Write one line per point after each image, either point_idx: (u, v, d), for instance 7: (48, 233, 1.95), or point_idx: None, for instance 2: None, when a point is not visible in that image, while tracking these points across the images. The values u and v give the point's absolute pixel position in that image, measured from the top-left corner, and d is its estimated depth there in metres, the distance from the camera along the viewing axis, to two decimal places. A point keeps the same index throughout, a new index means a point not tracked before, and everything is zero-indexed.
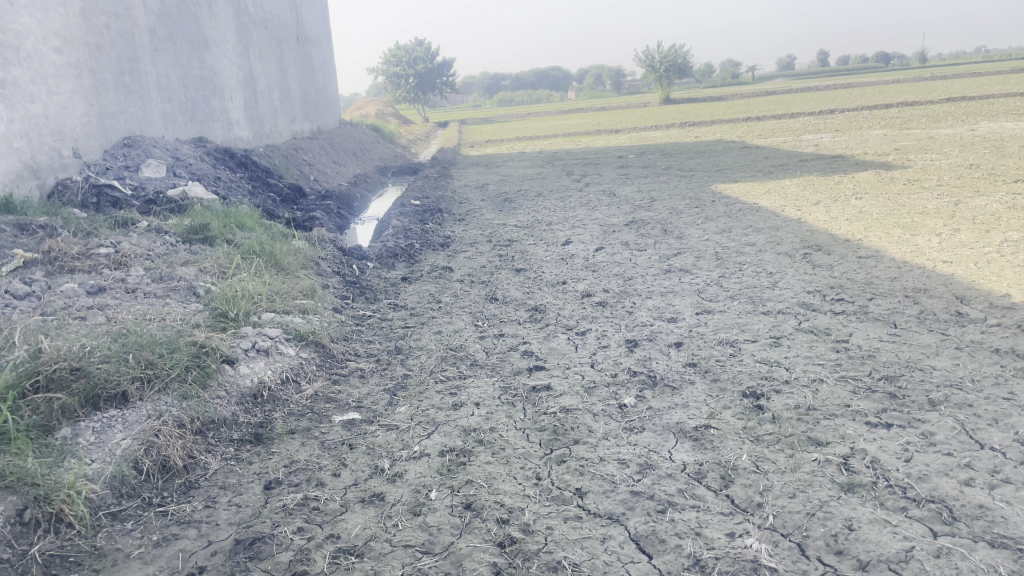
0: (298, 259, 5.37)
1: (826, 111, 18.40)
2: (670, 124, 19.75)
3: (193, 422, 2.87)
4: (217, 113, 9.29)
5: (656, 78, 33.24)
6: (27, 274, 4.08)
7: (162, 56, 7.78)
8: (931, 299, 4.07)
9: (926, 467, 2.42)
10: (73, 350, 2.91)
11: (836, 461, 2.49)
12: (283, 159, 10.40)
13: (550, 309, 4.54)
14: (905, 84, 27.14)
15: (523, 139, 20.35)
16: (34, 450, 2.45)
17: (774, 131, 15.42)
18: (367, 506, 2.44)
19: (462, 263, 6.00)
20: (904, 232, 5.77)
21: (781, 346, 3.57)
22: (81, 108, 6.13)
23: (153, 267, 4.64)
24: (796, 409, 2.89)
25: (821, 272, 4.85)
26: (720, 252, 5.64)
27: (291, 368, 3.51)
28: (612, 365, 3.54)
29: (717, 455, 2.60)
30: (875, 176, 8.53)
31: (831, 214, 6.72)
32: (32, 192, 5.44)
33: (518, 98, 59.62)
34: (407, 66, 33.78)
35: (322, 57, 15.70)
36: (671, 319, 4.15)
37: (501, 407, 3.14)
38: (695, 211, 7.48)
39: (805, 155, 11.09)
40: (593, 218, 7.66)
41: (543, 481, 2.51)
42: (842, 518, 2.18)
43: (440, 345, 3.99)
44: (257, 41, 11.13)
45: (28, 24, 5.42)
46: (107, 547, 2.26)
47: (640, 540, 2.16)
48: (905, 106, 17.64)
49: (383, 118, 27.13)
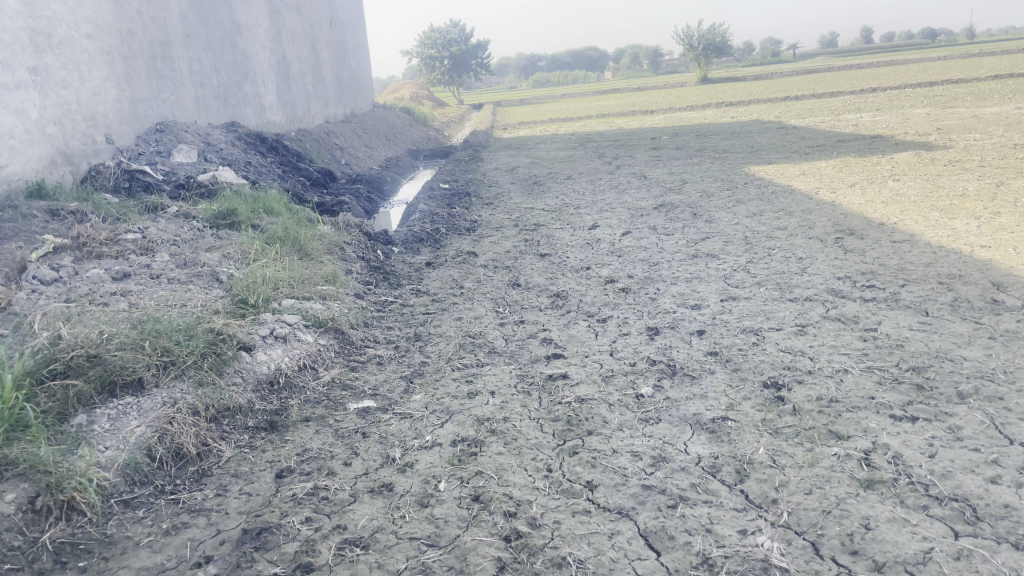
0: (323, 245, 5.38)
1: (869, 90, 17.93)
2: (707, 104, 19.39)
3: (207, 409, 2.88)
4: (249, 98, 9.34)
5: (694, 57, 32.76)
6: (55, 260, 4.13)
7: (193, 42, 7.81)
8: (966, 286, 3.93)
9: (951, 464, 2.33)
10: (92, 336, 2.93)
11: (856, 455, 2.41)
12: (314, 143, 10.44)
13: (572, 295, 4.49)
14: (952, 61, 26.32)
15: (556, 120, 20.18)
16: (49, 437, 2.47)
17: (814, 110, 15.08)
18: (376, 497, 2.43)
19: (488, 248, 5.96)
20: (942, 216, 5.60)
21: (807, 335, 3.48)
22: (113, 95, 6.18)
23: (178, 253, 4.67)
24: (817, 401, 2.81)
25: (853, 257, 4.72)
26: (749, 237, 5.53)
27: (308, 356, 3.51)
28: (631, 353, 3.49)
29: (732, 448, 2.53)
30: (915, 157, 8.29)
31: (867, 197, 6.55)
32: (65, 178, 5.50)
33: (554, 79, 59.18)
34: (442, 48, 33.68)
35: (355, 40, 15.70)
36: (695, 306, 4.07)
37: (516, 396, 3.10)
38: (726, 194, 7.35)
39: (843, 135, 10.82)
40: (622, 202, 7.57)
41: (554, 473, 2.48)
42: (860, 516, 2.10)
43: (460, 331, 3.97)
44: (290, 26, 11.15)
45: (60, 11, 5.46)
46: (117, 534, 2.27)
47: (649, 536, 2.11)
48: (950, 84, 17.12)
49: (417, 101, 27.16)
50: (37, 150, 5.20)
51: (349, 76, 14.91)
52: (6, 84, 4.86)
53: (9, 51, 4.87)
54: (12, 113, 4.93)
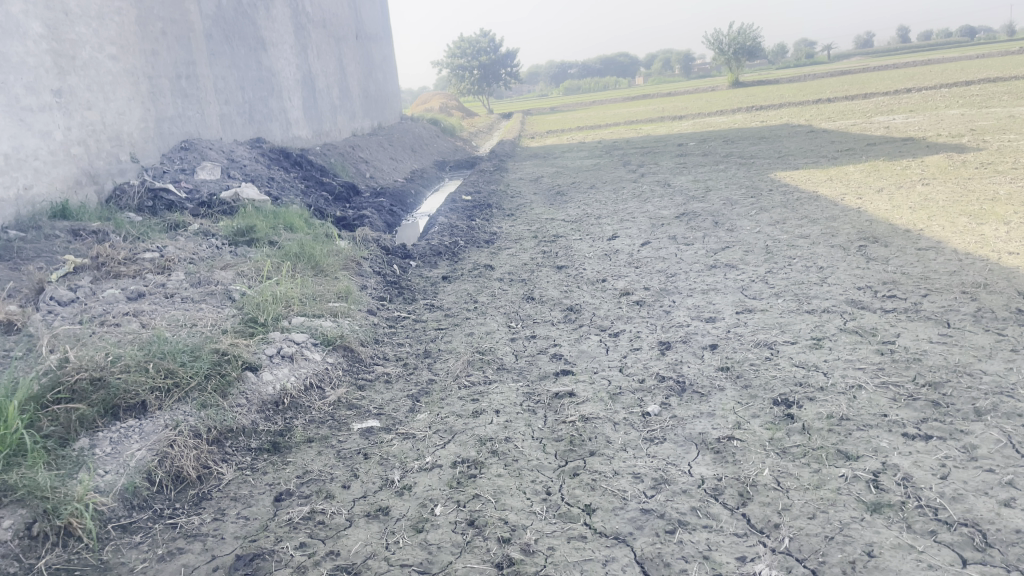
0: (340, 260, 5.40)
1: (903, 91, 17.62)
2: (737, 108, 19.22)
3: (209, 431, 2.88)
4: (275, 114, 9.41)
5: (725, 61, 32.51)
6: (74, 280, 4.16)
7: (218, 59, 7.89)
8: (990, 295, 3.81)
9: (963, 486, 2.24)
10: (97, 359, 2.94)
11: (864, 477, 2.33)
12: (340, 156, 10.50)
13: (585, 309, 4.44)
14: (989, 59, 25.90)
15: (583, 128, 20.01)
16: (50, 461, 2.48)
17: (845, 112, 14.89)
18: (371, 521, 2.40)
19: (505, 261, 5.94)
20: (970, 221, 5.44)
21: (822, 348, 3.40)
22: (138, 114, 6.26)
23: (194, 271, 4.70)
24: (827, 420, 2.73)
25: (875, 265, 4.61)
26: (770, 245, 5.44)
27: (315, 374, 3.51)
28: (641, 369, 3.43)
29: (736, 469, 2.46)
30: (946, 159, 8.11)
31: (894, 203, 6.39)
32: (91, 198, 5.57)
33: (585, 86, 59.21)
34: (473, 59, 33.84)
35: (381, 53, 15.81)
36: (709, 319, 3.99)
37: (520, 415, 3.06)
38: (750, 201, 7.24)
39: (873, 138, 10.61)
40: (643, 211, 7.48)
41: (552, 497, 2.43)
42: (863, 543, 2.03)
43: (469, 348, 3.94)
44: (315, 41, 11.24)
45: (85, 33, 5.54)
46: (113, 560, 2.25)
47: (645, 563, 2.06)
48: (987, 82, 16.76)
49: (450, 112, 27.38)
50: (63, 170, 5.25)
51: (376, 88, 15.01)
52: (31, 107, 4.91)
53: (34, 74, 4.93)
54: (37, 135, 4.98)
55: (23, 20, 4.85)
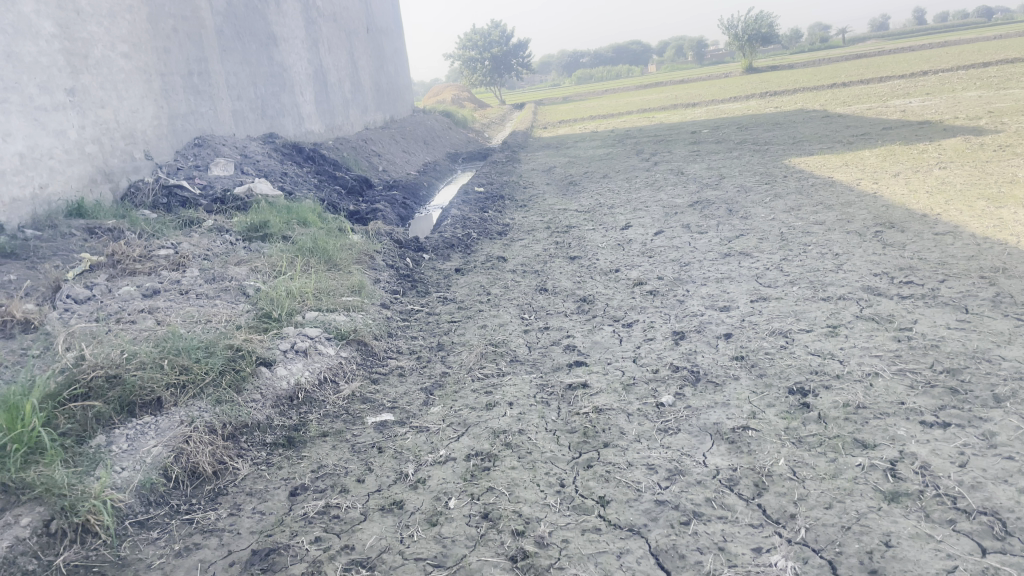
0: (352, 254, 5.39)
1: (920, 73, 17.36)
2: (750, 95, 19.02)
3: (224, 427, 2.89)
4: (287, 109, 9.43)
5: (738, 47, 32.17)
6: (90, 278, 4.19)
7: (230, 55, 7.91)
8: (1009, 280, 3.75)
9: (982, 474, 2.21)
10: (111, 357, 2.95)
11: (881, 466, 2.31)
12: (352, 150, 10.50)
13: (599, 299, 4.42)
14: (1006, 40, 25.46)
15: (596, 118, 19.89)
16: (67, 459, 2.49)
17: (860, 96, 14.68)
18: (386, 515, 2.40)
19: (518, 252, 5.92)
20: (988, 205, 5.37)
21: (838, 336, 3.36)
22: (151, 111, 6.29)
23: (209, 267, 4.72)
24: (843, 408, 2.70)
25: (892, 251, 4.55)
26: (784, 232, 5.39)
27: (328, 369, 3.51)
28: (655, 360, 3.41)
29: (752, 460, 2.45)
30: (964, 142, 8.00)
31: (910, 187, 6.32)
32: (106, 195, 5.60)
33: (597, 75, 58.93)
34: (483, 50, 33.74)
35: (393, 46, 15.79)
36: (724, 308, 3.97)
37: (534, 407, 3.05)
38: (764, 188, 7.19)
39: (889, 122, 10.49)
40: (657, 200, 7.42)
41: (566, 489, 2.43)
42: (881, 532, 2.01)
43: (483, 340, 3.93)
44: (326, 36, 11.23)
45: (96, 32, 5.55)
46: (130, 556, 2.26)
47: (659, 555, 2.05)
48: (1006, 64, 16.48)
49: (461, 104, 27.36)
50: (77, 169, 5.28)
51: (388, 82, 14.99)
52: (45, 106, 4.93)
53: (47, 73, 4.95)
54: (51, 134, 5.00)
55: (35, 20, 4.87)
